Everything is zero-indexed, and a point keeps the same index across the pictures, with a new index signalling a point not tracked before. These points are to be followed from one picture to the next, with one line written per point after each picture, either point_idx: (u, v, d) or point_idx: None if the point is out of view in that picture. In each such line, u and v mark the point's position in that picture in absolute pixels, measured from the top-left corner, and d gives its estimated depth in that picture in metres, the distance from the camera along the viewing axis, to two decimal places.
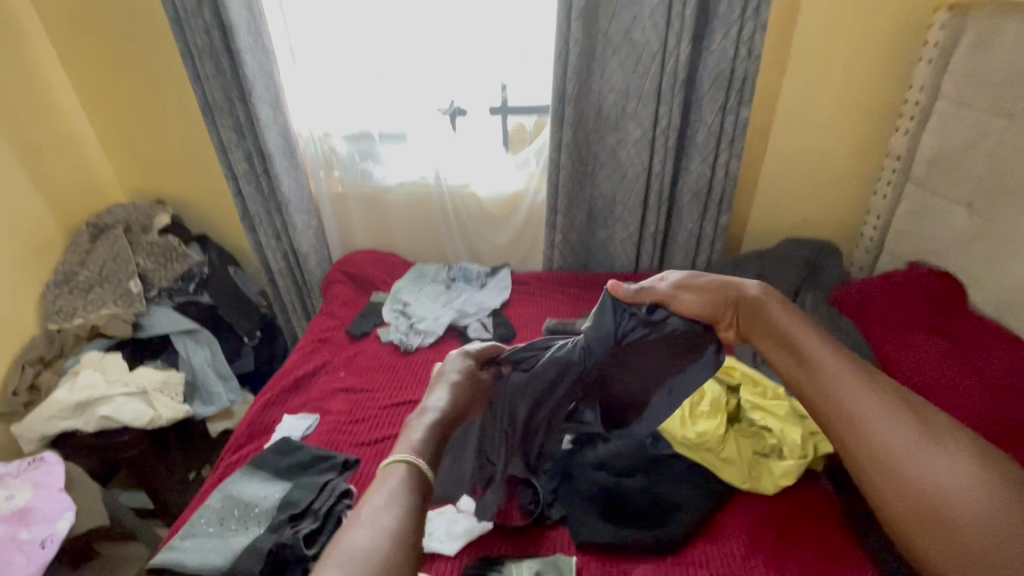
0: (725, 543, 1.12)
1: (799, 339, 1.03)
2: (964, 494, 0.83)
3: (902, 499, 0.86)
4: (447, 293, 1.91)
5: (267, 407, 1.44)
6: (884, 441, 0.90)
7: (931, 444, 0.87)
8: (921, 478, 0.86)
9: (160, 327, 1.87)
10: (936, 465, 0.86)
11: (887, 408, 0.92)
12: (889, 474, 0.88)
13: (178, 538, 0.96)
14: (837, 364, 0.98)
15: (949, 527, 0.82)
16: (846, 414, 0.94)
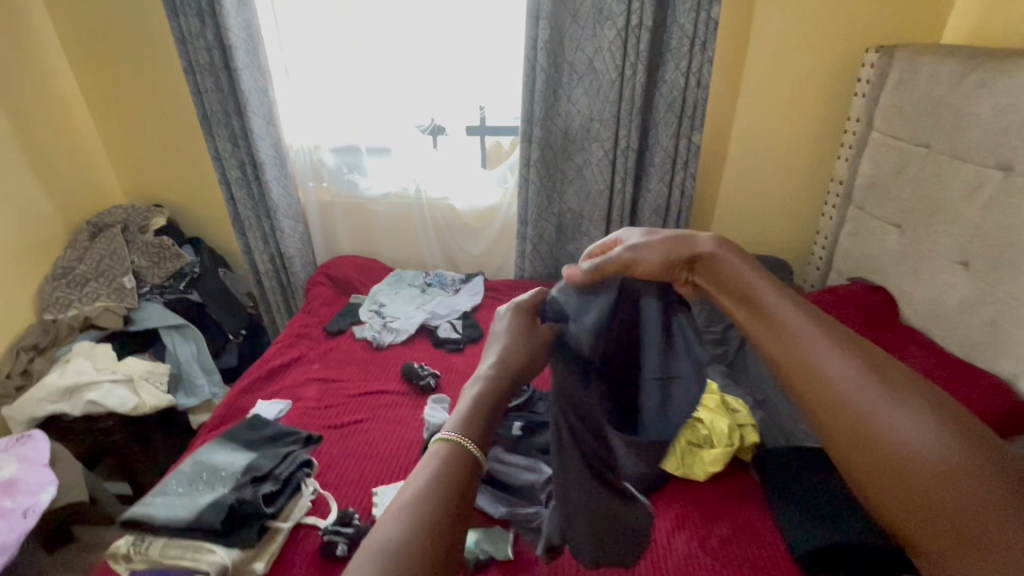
0: (653, 518, 1.23)
1: (746, 281, 0.74)
2: (944, 448, 0.50)
3: (873, 476, 0.53)
4: (421, 297, 2.03)
5: (244, 393, 1.55)
6: (834, 373, 0.59)
7: (898, 394, 0.55)
8: (884, 423, 0.54)
9: (150, 322, 1.97)
10: (900, 405, 0.54)
11: (845, 350, 0.60)
12: (853, 441, 0.55)
13: (150, 496, 1.06)
14: (782, 299, 0.69)
15: (917, 484, 0.50)
16: (795, 361, 0.62)
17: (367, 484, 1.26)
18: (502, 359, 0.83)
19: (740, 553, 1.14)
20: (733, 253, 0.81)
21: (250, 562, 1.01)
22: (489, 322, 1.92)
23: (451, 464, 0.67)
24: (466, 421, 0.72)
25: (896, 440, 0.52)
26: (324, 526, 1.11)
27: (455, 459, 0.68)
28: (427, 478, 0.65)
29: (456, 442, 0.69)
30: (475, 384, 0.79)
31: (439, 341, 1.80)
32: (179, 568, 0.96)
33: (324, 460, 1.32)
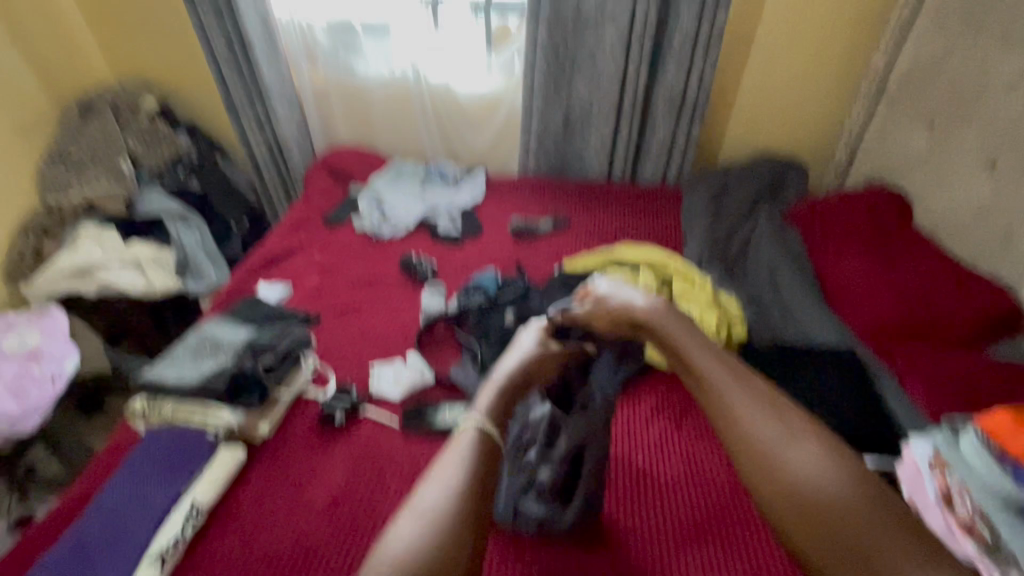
0: (636, 404, 1.27)
1: (684, 346, 0.88)
2: (831, 491, 0.69)
3: (778, 499, 0.71)
4: (421, 190, 1.99)
5: (245, 277, 1.58)
6: (762, 432, 0.75)
7: (797, 436, 0.74)
8: (791, 466, 0.72)
9: (153, 208, 1.98)
10: (804, 454, 0.73)
11: (761, 403, 0.78)
12: (764, 472, 0.73)
13: (159, 363, 1.13)
14: (710, 359, 0.84)
15: (810, 511, 0.69)
16: (722, 410, 0.79)
17: (365, 363, 1.32)
18: (526, 360, 0.91)
19: (713, 435, 1.20)
20: (672, 319, 0.93)
21: (256, 423, 1.09)
22: (490, 217, 1.90)
23: (478, 453, 0.76)
24: (489, 412, 0.81)
25: (795, 478, 0.71)
26: (322, 397, 1.20)
27: (485, 442, 0.77)
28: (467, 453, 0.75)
29: (483, 427, 0.78)
30: (492, 386, 0.87)
31: (438, 236, 1.80)
32: (191, 424, 1.07)
33: (324, 341, 1.37)
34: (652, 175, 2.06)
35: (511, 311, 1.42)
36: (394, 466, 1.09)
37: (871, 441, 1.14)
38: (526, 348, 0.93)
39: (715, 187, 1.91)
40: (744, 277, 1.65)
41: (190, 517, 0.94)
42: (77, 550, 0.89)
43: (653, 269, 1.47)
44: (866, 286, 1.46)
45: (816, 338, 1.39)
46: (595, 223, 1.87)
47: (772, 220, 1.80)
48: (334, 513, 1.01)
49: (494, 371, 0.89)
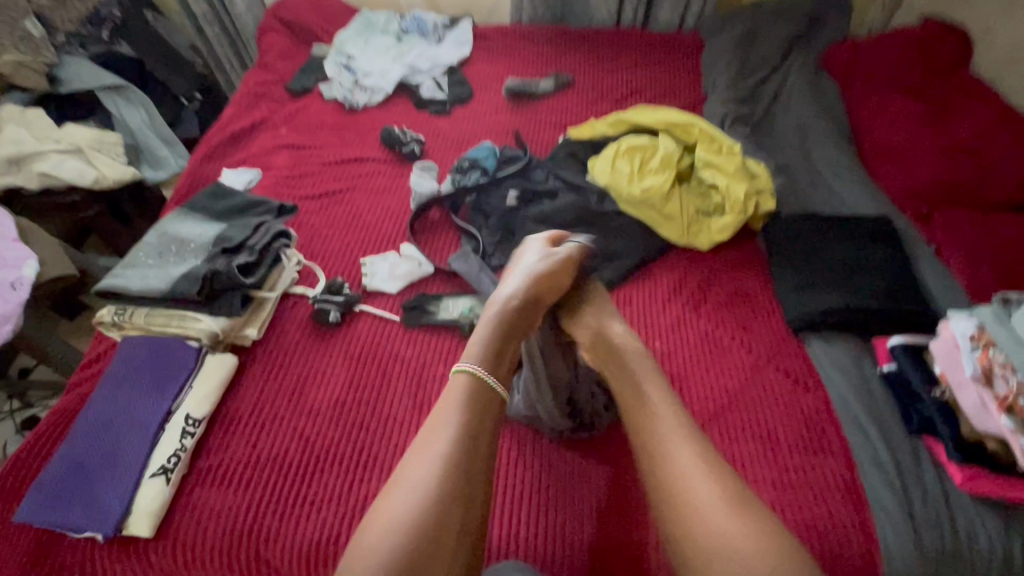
0: (651, 285, 1.17)
1: (640, 379, 0.83)
2: (751, 548, 0.66)
3: (698, 555, 0.67)
4: (397, 47, 1.68)
5: (205, 162, 1.37)
6: (695, 484, 0.71)
7: (728, 497, 0.70)
8: (710, 521, 0.69)
9: (82, 83, 1.68)
10: (741, 521, 0.68)
11: (704, 452, 0.74)
12: (688, 527, 0.69)
13: (120, 267, 0.99)
14: (662, 398, 0.81)
15: None
16: (660, 456, 0.75)
17: (355, 256, 1.19)
18: (527, 281, 0.90)
19: (734, 315, 1.12)
20: (644, 357, 0.87)
21: (243, 329, 1.00)
22: (481, 78, 1.63)
23: (474, 404, 0.77)
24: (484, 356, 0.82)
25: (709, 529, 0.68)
26: (313, 295, 1.09)
27: (477, 387, 0.78)
28: (450, 441, 0.72)
29: (474, 369, 0.80)
30: (494, 306, 0.88)
31: (421, 103, 1.55)
32: (170, 334, 0.96)
33: (306, 232, 1.23)
34: (668, 18, 1.75)
35: (513, 191, 1.28)
36: (398, 365, 1.03)
37: (912, 310, 1.04)
38: (540, 263, 0.92)
39: (743, 30, 1.63)
40: (771, 139, 1.47)
41: (185, 431, 0.88)
42: (75, 472, 0.84)
43: (673, 134, 1.29)
44: (906, 145, 1.30)
45: (850, 206, 1.26)
46: (603, 81, 1.62)
47: (806, 71, 1.57)
48: (338, 415, 0.96)
49: (501, 289, 0.90)
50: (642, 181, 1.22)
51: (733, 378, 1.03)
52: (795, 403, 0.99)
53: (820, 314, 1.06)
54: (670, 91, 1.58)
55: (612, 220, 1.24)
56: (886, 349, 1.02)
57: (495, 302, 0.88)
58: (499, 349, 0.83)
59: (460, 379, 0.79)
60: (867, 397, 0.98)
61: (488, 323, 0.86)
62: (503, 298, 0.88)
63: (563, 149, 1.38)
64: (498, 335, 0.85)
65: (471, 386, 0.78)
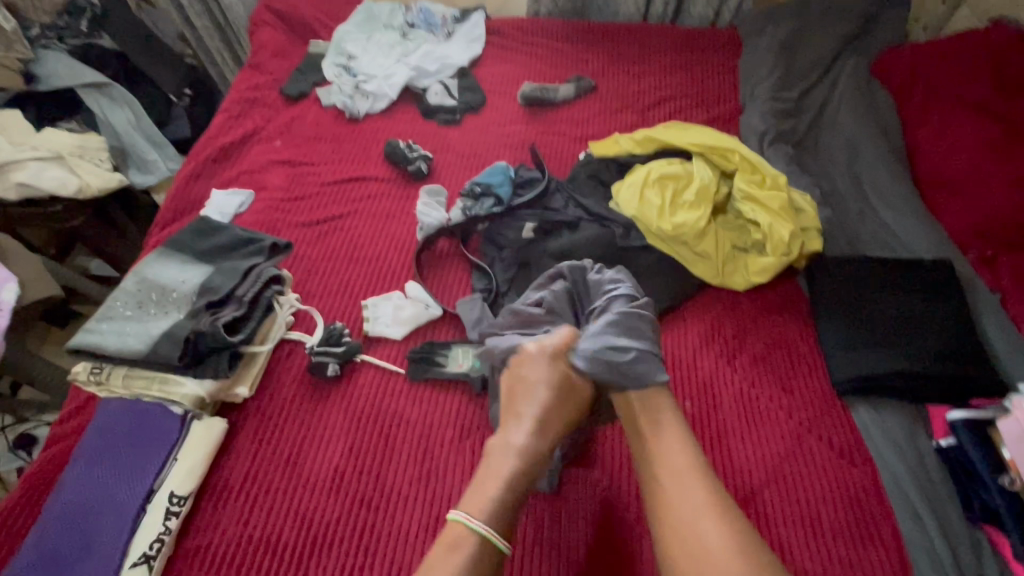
0: (681, 332, 1.07)
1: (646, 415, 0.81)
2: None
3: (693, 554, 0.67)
4: (402, 45, 1.54)
5: (192, 181, 1.26)
6: (673, 456, 0.76)
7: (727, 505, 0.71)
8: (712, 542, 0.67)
9: (62, 81, 1.55)
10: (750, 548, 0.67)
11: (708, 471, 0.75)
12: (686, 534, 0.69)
13: (94, 321, 0.89)
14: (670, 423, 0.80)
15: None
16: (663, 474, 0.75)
17: (356, 294, 1.09)
18: (536, 432, 0.78)
19: (772, 372, 1.01)
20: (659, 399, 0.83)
21: (232, 387, 0.91)
22: (494, 81, 1.48)
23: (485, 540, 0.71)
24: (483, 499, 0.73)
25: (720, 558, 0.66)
26: (310, 346, 0.98)
27: (492, 553, 0.70)
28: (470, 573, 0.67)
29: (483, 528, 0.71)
30: (506, 457, 0.76)
31: (429, 110, 1.41)
32: (151, 397, 0.88)
33: (302, 266, 1.12)
34: (701, 13, 1.59)
35: (530, 222, 1.16)
36: (403, 428, 0.93)
37: (975, 375, 0.93)
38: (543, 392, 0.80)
39: (786, 30, 1.46)
40: (814, 159, 1.33)
41: (170, 511, 0.80)
42: (44, 563, 0.76)
43: (711, 159, 1.16)
44: (970, 173, 1.16)
45: (903, 245, 1.14)
46: (629, 86, 1.46)
47: (856, 80, 1.41)
48: (338, 487, 0.87)
49: (513, 435, 0.77)
50: (674, 215, 1.09)
51: (772, 448, 0.93)
52: (840, 480, 0.90)
53: (871, 376, 0.95)
54: (703, 99, 1.43)
55: (639, 257, 1.12)
56: (945, 423, 0.91)
57: (507, 449, 0.77)
58: (514, 505, 0.74)
59: (468, 541, 0.69)
60: (923, 479, 0.89)
61: (503, 480, 0.74)
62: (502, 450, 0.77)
63: (585, 170, 1.25)
64: (514, 486, 0.74)
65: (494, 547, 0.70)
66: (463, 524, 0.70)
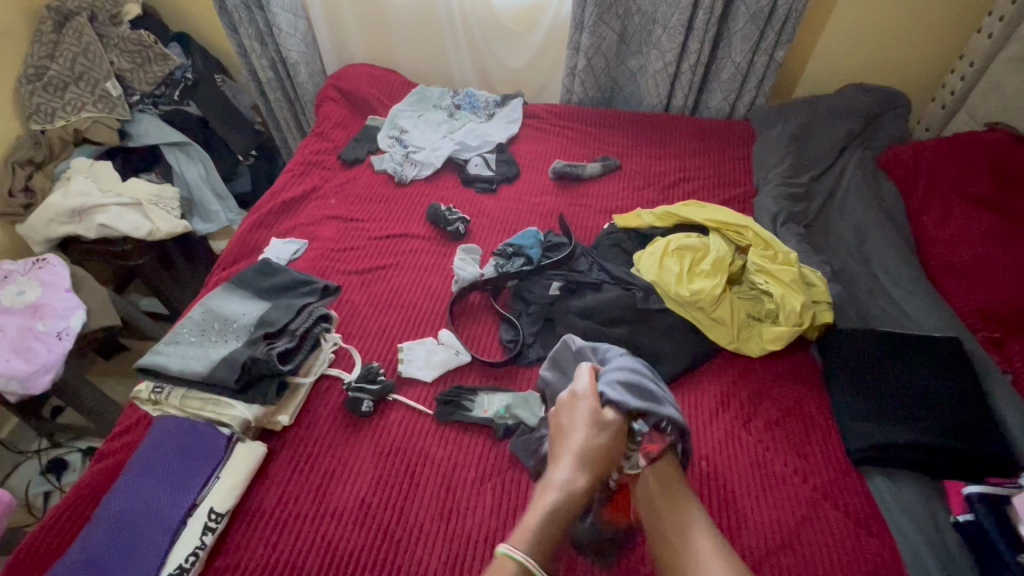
0: (699, 393, 1.11)
1: None
2: None
3: None
4: (449, 122, 1.73)
5: (255, 229, 1.40)
6: None
7: None
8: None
9: (150, 139, 1.76)
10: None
11: None
12: None
13: (162, 344, 1.00)
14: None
15: None
16: None
17: (393, 338, 1.18)
18: (580, 469, 0.82)
19: (785, 437, 1.04)
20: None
21: (275, 415, 0.99)
22: (528, 157, 1.65)
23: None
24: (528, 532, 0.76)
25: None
26: (348, 381, 1.06)
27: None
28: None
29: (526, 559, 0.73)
30: (549, 492, 0.80)
31: (469, 179, 1.57)
32: (202, 418, 0.97)
33: (345, 310, 1.22)
34: (718, 107, 1.77)
35: (557, 281, 1.25)
36: (428, 464, 0.98)
37: (988, 450, 0.95)
38: (581, 433, 0.85)
39: (796, 125, 1.61)
40: (824, 240, 1.42)
41: (207, 526, 0.85)
42: (88, 567, 0.80)
43: (727, 234, 1.26)
44: (974, 259, 1.23)
45: (913, 323, 1.19)
46: (651, 167, 1.61)
47: (863, 171, 1.53)
48: (361, 516, 0.91)
49: (556, 472, 0.82)
50: (692, 282, 1.18)
51: (787, 511, 0.94)
52: (855, 549, 0.90)
53: (883, 445, 0.98)
54: (719, 181, 1.56)
55: (658, 320, 1.19)
56: (961, 497, 0.92)
57: (550, 486, 0.81)
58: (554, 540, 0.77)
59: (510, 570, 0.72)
60: (944, 556, 0.88)
61: (547, 511, 0.78)
62: (552, 481, 0.81)
63: (608, 238, 1.36)
64: (553, 521, 0.77)
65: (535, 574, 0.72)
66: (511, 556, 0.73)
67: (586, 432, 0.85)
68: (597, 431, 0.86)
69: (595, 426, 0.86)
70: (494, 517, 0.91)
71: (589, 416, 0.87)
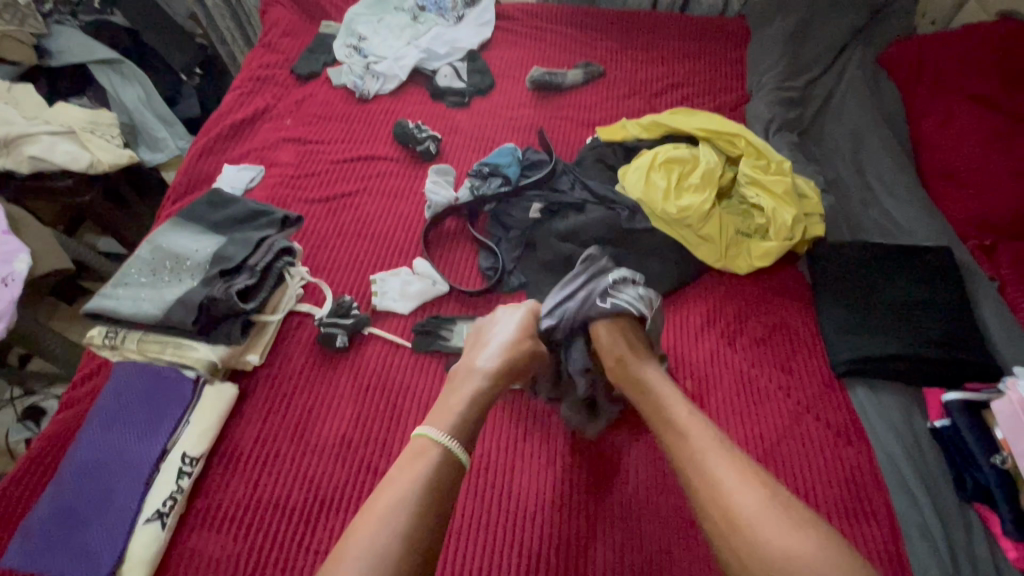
0: (685, 314, 1.08)
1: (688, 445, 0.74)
2: (771, 522, 0.64)
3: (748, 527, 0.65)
4: (413, 27, 1.54)
5: (203, 156, 1.27)
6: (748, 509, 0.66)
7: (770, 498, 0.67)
8: (745, 521, 0.65)
9: (74, 57, 1.55)
10: (802, 537, 0.63)
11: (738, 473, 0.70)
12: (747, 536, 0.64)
13: (109, 287, 0.92)
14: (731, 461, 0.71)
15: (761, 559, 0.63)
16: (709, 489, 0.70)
17: (364, 270, 1.11)
18: (499, 358, 0.86)
19: (772, 354, 1.03)
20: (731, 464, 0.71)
21: (243, 355, 0.94)
22: (504, 65, 1.49)
23: (440, 474, 0.72)
24: (459, 422, 0.78)
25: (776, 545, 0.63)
26: (320, 317, 1.00)
27: (446, 459, 0.74)
28: (427, 477, 0.71)
29: (444, 442, 0.75)
30: (471, 378, 0.84)
31: (438, 92, 1.42)
32: (165, 362, 0.91)
33: (312, 241, 1.14)
34: (710, 2, 1.60)
35: (537, 203, 1.17)
36: (408, 398, 0.95)
37: (970, 359, 0.95)
38: (509, 331, 0.90)
39: (795, 20, 1.47)
40: (819, 148, 1.34)
41: (182, 471, 0.83)
42: (61, 516, 0.78)
43: (718, 144, 1.18)
44: (974, 163, 1.18)
45: (904, 233, 1.15)
46: (637, 73, 1.47)
47: (863, 71, 1.43)
48: (344, 453, 0.89)
49: (477, 360, 0.86)
50: (679, 198, 1.11)
51: (770, 426, 0.95)
52: (834, 458, 0.92)
53: (871, 358, 0.97)
54: (710, 87, 1.44)
55: (644, 239, 1.13)
56: (941, 405, 0.93)
57: (472, 372, 0.84)
58: (473, 425, 0.79)
59: (433, 449, 0.74)
60: (919, 459, 0.90)
61: (466, 396, 0.81)
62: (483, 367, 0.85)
63: (591, 153, 1.27)
64: (472, 409, 0.80)
65: (447, 461, 0.74)
66: (431, 436, 0.75)
67: (516, 338, 0.89)
68: (533, 343, 0.89)
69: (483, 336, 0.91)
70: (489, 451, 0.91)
71: (527, 322, 0.92)
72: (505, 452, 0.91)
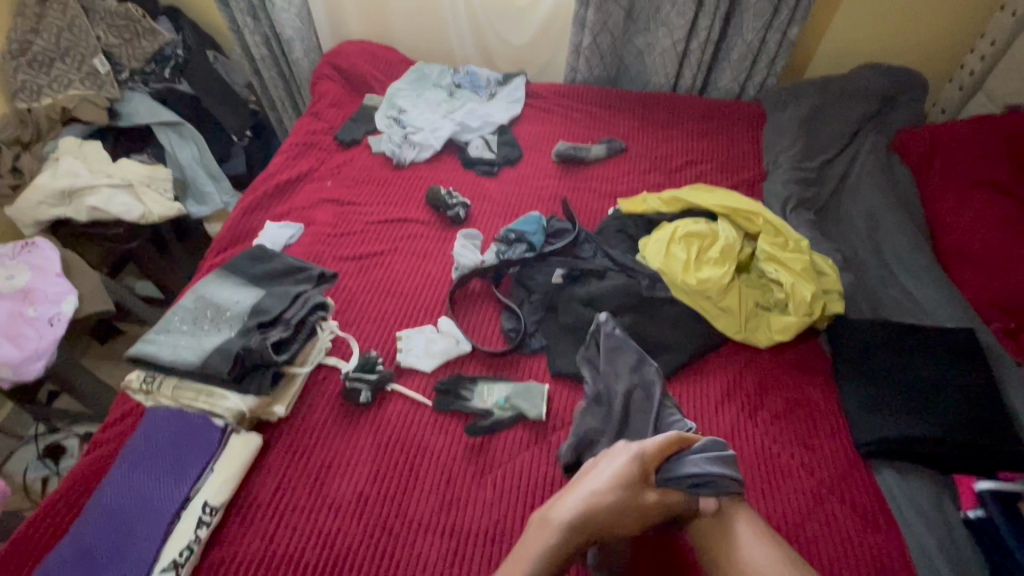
0: (705, 385, 1.08)
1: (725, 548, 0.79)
2: None
3: None
4: (449, 102, 1.67)
5: (249, 212, 1.36)
6: None
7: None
8: None
9: (139, 117, 1.71)
10: None
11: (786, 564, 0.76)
12: None
13: (153, 333, 0.97)
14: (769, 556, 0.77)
15: None
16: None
17: (391, 326, 1.15)
18: (580, 509, 0.78)
19: (794, 430, 1.02)
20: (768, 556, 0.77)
21: (270, 406, 0.97)
22: (530, 139, 1.60)
23: None
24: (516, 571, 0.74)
25: None
26: (346, 371, 1.03)
27: None
28: None
29: None
30: (547, 528, 0.78)
31: (470, 162, 1.52)
32: (196, 409, 0.95)
33: (343, 297, 1.19)
34: (728, 86, 1.71)
35: (560, 268, 1.22)
36: (424, 457, 0.95)
37: (1002, 445, 0.93)
38: (604, 478, 0.81)
39: (809, 106, 1.56)
40: (836, 227, 1.38)
41: (201, 520, 0.83)
42: (81, 561, 0.79)
43: (737, 220, 1.22)
44: (990, 246, 1.20)
45: (925, 313, 1.16)
46: (656, 149, 1.56)
47: (877, 155, 1.48)
48: (359, 511, 0.89)
49: (556, 510, 0.79)
50: (699, 270, 1.15)
51: (794, 506, 0.92)
52: (861, 544, 0.88)
53: (896, 440, 0.95)
54: (728, 165, 1.51)
55: (663, 309, 1.16)
56: (973, 492, 0.90)
57: (549, 522, 0.78)
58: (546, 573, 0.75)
59: None
60: (952, 551, 0.86)
61: (538, 554, 0.75)
62: (551, 517, 0.79)
63: (613, 223, 1.32)
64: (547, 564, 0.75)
65: None
66: None
67: (612, 489, 0.80)
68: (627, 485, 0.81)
69: (580, 479, 0.83)
70: (495, 510, 0.89)
71: (631, 465, 0.83)
72: (494, 510, 0.89)
